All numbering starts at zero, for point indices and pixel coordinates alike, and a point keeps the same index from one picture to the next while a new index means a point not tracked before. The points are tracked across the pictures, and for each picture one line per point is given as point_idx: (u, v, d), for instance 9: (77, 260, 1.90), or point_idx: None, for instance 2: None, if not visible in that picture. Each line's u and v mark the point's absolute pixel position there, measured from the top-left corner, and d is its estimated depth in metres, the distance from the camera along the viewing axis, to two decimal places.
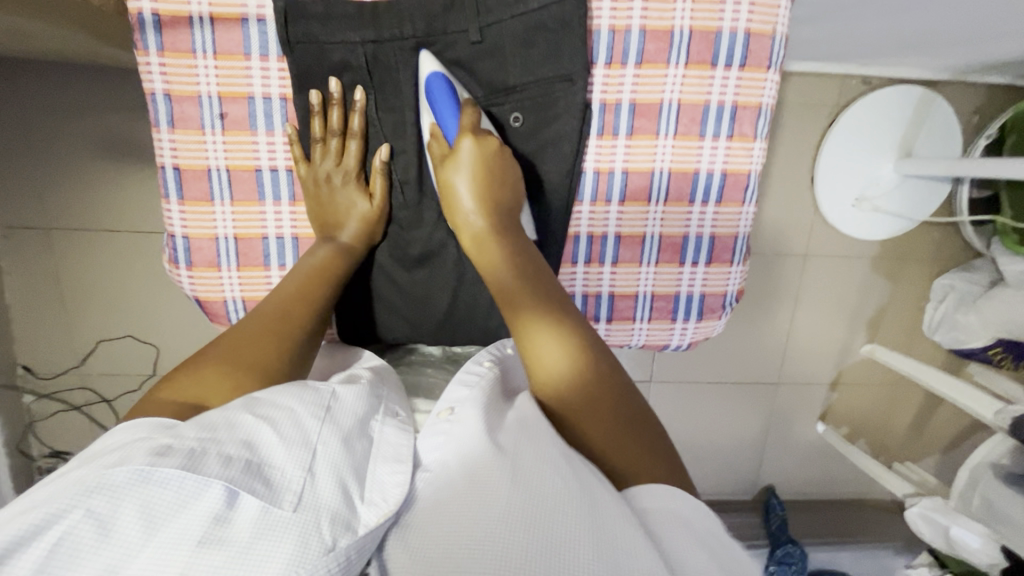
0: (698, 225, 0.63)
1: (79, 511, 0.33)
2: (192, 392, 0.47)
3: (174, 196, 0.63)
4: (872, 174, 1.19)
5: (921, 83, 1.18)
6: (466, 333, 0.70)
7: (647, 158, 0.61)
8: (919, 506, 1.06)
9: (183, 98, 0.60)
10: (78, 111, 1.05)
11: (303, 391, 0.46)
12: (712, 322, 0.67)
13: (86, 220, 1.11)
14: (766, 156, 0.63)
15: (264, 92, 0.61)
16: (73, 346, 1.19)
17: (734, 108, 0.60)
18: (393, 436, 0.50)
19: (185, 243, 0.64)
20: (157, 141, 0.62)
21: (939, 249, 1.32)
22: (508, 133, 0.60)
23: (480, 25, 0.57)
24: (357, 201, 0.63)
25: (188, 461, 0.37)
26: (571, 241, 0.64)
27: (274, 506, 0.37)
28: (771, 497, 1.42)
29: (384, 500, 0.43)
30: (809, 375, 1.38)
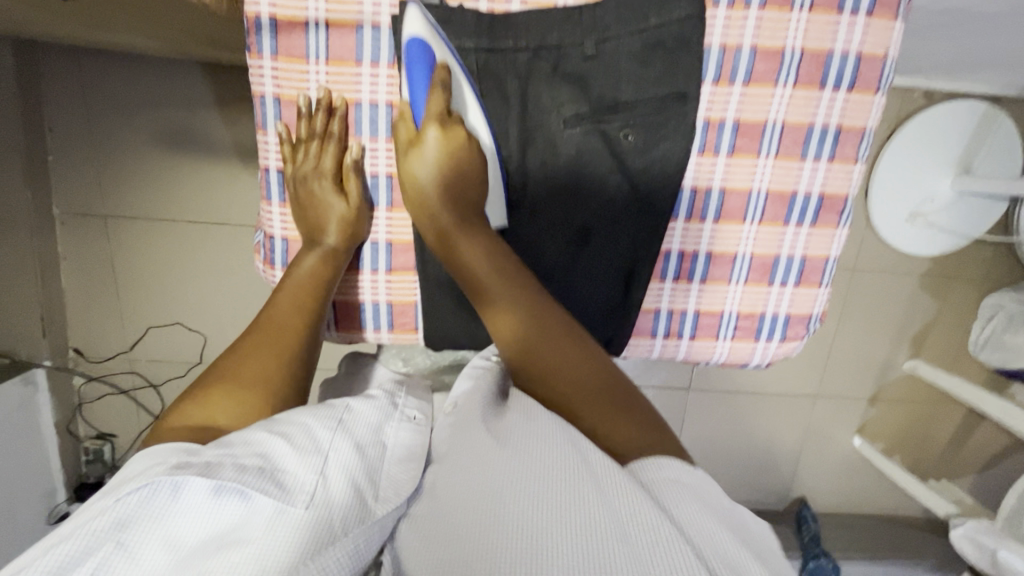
0: (790, 246, 0.62)
1: (110, 544, 0.36)
2: (199, 417, 0.48)
3: (275, 198, 0.64)
4: (928, 189, 1.17)
5: (985, 98, 1.16)
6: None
7: (746, 177, 0.60)
8: (966, 528, 1.06)
9: (293, 103, 0.60)
10: (142, 101, 1.07)
11: (316, 408, 0.50)
12: (794, 343, 0.65)
13: (145, 209, 1.12)
14: (863, 181, 0.62)
15: (372, 98, 0.61)
16: (124, 331, 1.20)
17: (839, 131, 0.59)
18: (406, 439, 0.55)
19: (283, 245, 0.65)
20: (263, 144, 0.63)
21: (992, 267, 1.30)
22: (618, 149, 0.58)
23: (597, 40, 0.56)
24: (334, 202, 0.62)
25: (203, 469, 0.40)
26: (661, 257, 0.62)
27: (289, 505, 0.41)
28: (804, 509, 1.42)
29: (396, 494, 0.47)
30: (849, 388, 1.37)
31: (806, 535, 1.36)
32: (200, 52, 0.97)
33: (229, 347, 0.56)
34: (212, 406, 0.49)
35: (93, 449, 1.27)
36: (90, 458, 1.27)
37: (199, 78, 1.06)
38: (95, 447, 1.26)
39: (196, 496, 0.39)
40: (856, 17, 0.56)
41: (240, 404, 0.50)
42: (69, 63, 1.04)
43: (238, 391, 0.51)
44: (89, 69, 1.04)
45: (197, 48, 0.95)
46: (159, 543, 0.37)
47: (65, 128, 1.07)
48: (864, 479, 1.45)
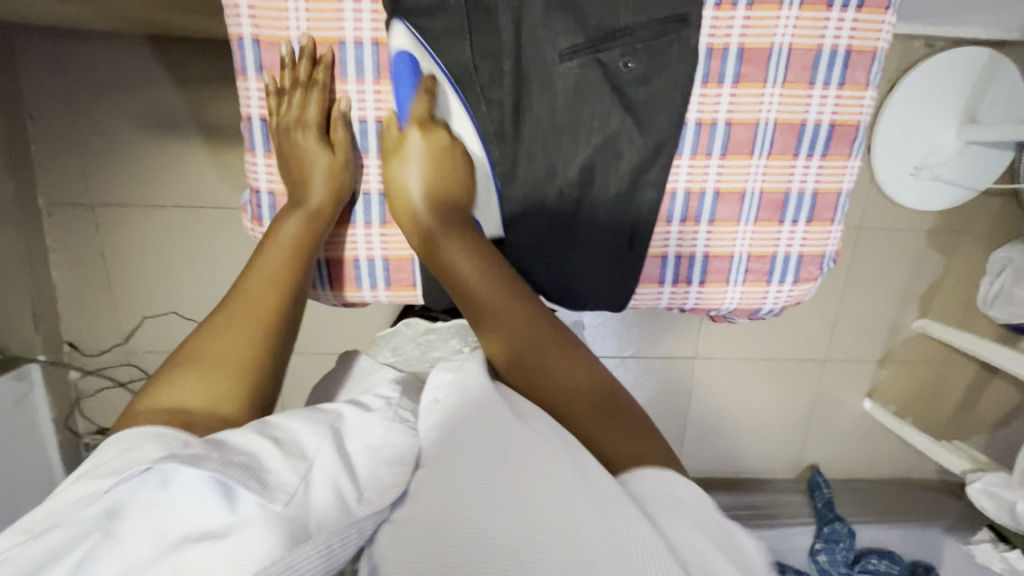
0: (800, 180, 0.60)
1: (98, 532, 0.35)
2: (172, 399, 0.45)
3: (260, 149, 0.61)
4: (932, 141, 1.15)
5: (988, 44, 1.13)
6: (557, 304, 0.63)
7: (753, 108, 0.57)
8: (981, 482, 1.04)
9: (273, 44, 0.57)
10: (123, 83, 1.04)
11: (309, 412, 0.47)
12: (807, 285, 0.63)
13: (132, 195, 1.10)
14: (875, 108, 0.60)
15: (356, 36, 0.57)
16: (118, 323, 1.18)
17: (848, 53, 0.56)
18: (398, 440, 0.48)
19: (269, 199, 0.62)
20: (243, 91, 0.60)
21: (999, 220, 1.27)
22: (616, 79, 0.55)
23: None
24: (319, 155, 0.58)
25: (189, 458, 0.38)
26: (667, 198, 0.60)
27: (268, 501, 0.38)
28: (816, 475, 1.40)
29: (380, 498, 0.43)
30: (857, 351, 1.35)
31: (819, 502, 1.35)
32: (179, 26, 0.94)
33: (202, 323, 0.52)
34: (186, 389, 0.46)
35: (94, 444, 1.25)
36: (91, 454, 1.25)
37: (180, 56, 1.03)
38: (96, 443, 1.24)
39: (183, 489, 0.37)
40: None
41: (209, 387, 0.46)
42: (47, 47, 1.01)
43: (211, 373, 0.47)
44: (66, 51, 1.01)
45: (176, 21, 0.92)
46: (143, 530, 0.35)
47: (45, 114, 1.04)
48: (875, 443, 1.44)
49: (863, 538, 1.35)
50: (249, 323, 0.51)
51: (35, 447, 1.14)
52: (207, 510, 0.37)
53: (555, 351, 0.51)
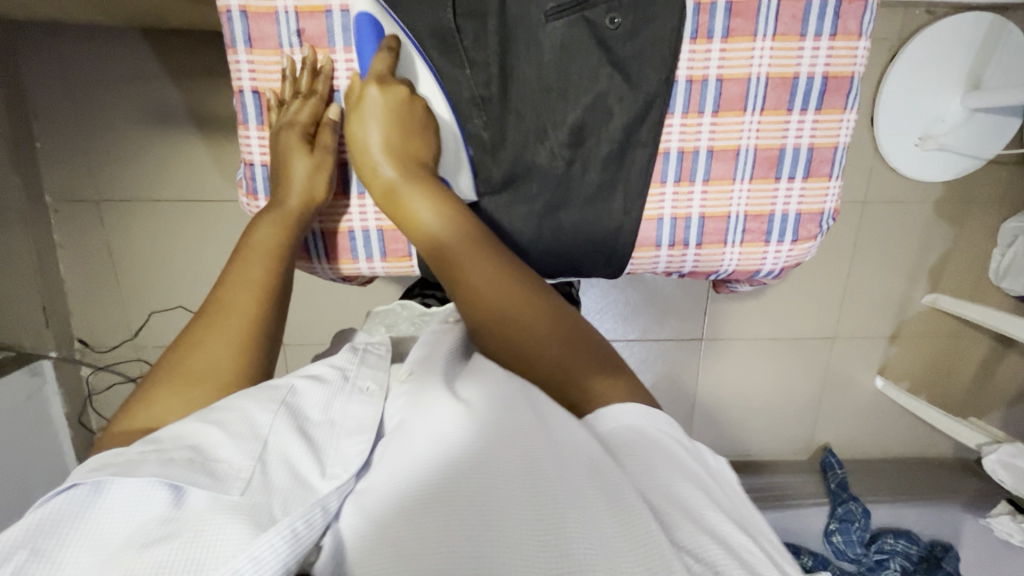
0: (796, 135, 0.59)
1: (23, 551, 0.32)
2: (147, 419, 0.44)
3: (253, 121, 0.61)
4: (937, 109, 1.12)
5: (993, 9, 1.11)
6: (552, 269, 0.63)
7: (743, 63, 0.57)
8: (998, 453, 1.02)
9: (261, 15, 0.57)
10: (125, 78, 1.05)
11: (258, 390, 0.44)
12: (807, 245, 0.62)
13: (137, 190, 1.11)
14: (870, 59, 0.59)
15: (342, 5, 0.57)
16: (127, 318, 1.20)
17: (840, 3, 0.55)
18: (357, 410, 0.45)
19: (264, 171, 0.63)
20: (234, 63, 0.59)
21: (1009, 189, 1.25)
22: (604, 36, 0.55)
23: None
24: (302, 156, 0.59)
25: (124, 470, 0.36)
26: (660, 159, 0.59)
27: (222, 493, 0.36)
28: (829, 456, 1.39)
29: (344, 470, 0.40)
30: (867, 328, 1.34)
31: (832, 481, 1.34)
32: (177, 19, 0.95)
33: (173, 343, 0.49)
34: (163, 404, 0.44)
35: None
36: None
37: (180, 50, 1.04)
38: None
39: (120, 496, 0.36)
40: None
41: (190, 400, 0.45)
42: (51, 45, 1.02)
43: (190, 391, 0.45)
44: (68, 49, 1.03)
45: (173, 12, 0.92)
46: (82, 545, 0.33)
47: (51, 112, 1.06)
48: (889, 422, 1.42)
49: (878, 517, 1.33)
50: (230, 335, 0.49)
51: (50, 444, 1.16)
52: (153, 510, 0.35)
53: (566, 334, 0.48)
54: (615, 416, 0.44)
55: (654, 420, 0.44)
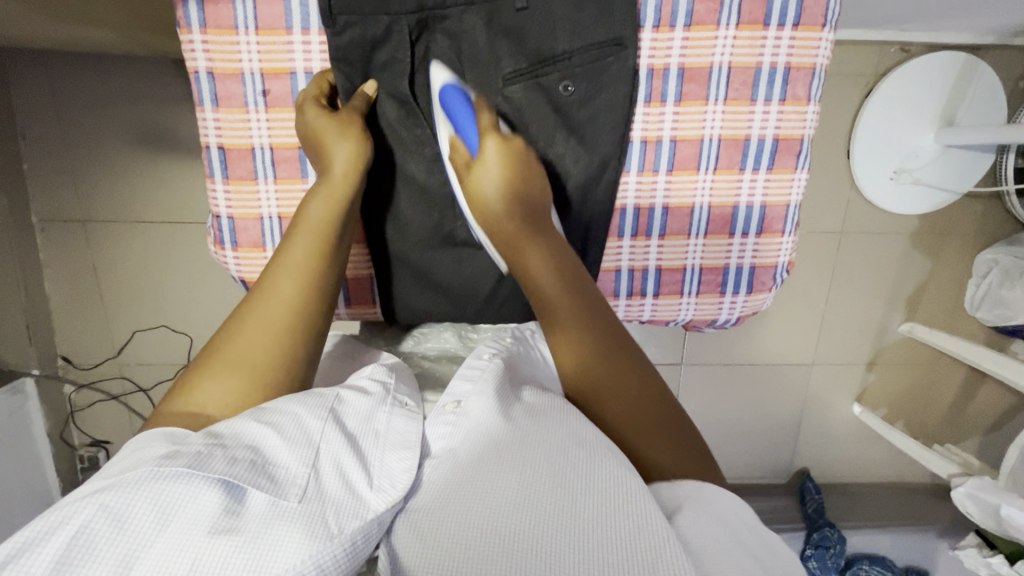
0: (748, 193, 0.63)
1: (93, 506, 0.36)
2: (197, 401, 0.47)
3: (218, 175, 0.61)
4: (911, 144, 1.15)
5: (965, 48, 1.14)
6: (510, 313, 0.70)
7: (696, 125, 0.61)
8: (964, 485, 1.03)
9: (227, 76, 0.59)
10: (112, 103, 1.07)
11: (307, 395, 0.48)
12: (761, 296, 0.67)
13: (122, 210, 1.13)
14: (819, 121, 0.63)
15: (307, 66, 0.60)
16: (111, 336, 1.21)
17: (787, 70, 0.60)
18: (401, 425, 0.51)
19: (230, 223, 0.62)
20: (201, 121, 0.60)
21: (983, 222, 1.27)
22: (559, 102, 0.59)
23: None
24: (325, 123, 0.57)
25: (194, 460, 0.39)
26: (617, 215, 0.64)
27: (281, 498, 0.40)
28: (807, 481, 1.40)
29: (392, 485, 0.44)
30: (845, 355, 1.35)
31: (809, 506, 1.35)
32: (161, 48, 0.96)
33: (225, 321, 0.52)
34: (211, 388, 0.47)
35: (88, 457, 1.28)
36: (86, 465, 1.28)
37: (165, 76, 1.06)
38: (91, 454, 1.27)
39: (178, 479, 0.38)
40: None
41: (229, 387, 0.47)
42: (37, 70, 1.04)
43: (233, 373, 0.48)
44: (55, 72, 1.04)
45: (158, 42, 0.94)
46: (147, 509, 0.36)
47: (38, 133, 1.07)
48: (866, 447, 1.43)
49: (853, 542, 1.35)
50: (276, 325, 0.51)
51: (31, 461, 1.17)
52: (206, 503, 0.37)
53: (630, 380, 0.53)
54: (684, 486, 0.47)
55: (711, 492, 0.46)
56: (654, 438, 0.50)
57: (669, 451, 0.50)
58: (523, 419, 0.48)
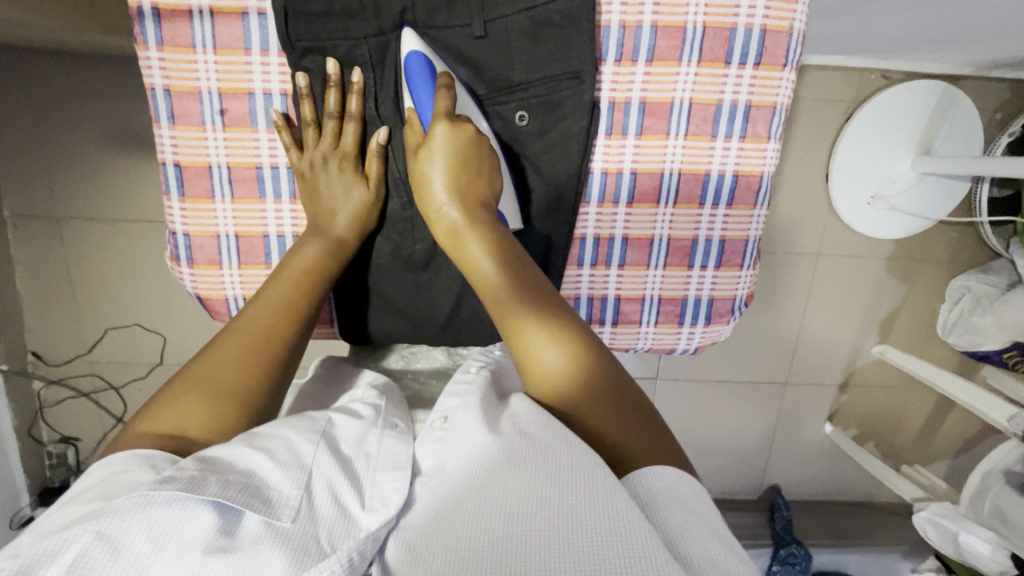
0: (707, 228, 0.66)
1: (90, 533, 0.36)
2: (170, 424, 0.47)
3: (175, 193, 0.61)
4: (887, 170, 1.16)
5: (944, 77, 1.15)
6: (470, 337, 0.70)
7: (657, 159, 0.62)
8: (926, 511, 1.04)
9: (184, 94, 0.59)
10: (88, 99, 1.05)
11: (300, 419, 0.50)
12: (720, 327, 0.70)
13: (98, 207, 1.11)
14: (779, 158, 0.65)
15: (265, 88, 0.60)
16: (83, 333, 1.20)
17: (748, 108, 0.61)
18: (391, 447, 0.54)
19: (186, 240, 0.63)
20: (158, 138, 0.61)
21: (958, 249, 1.29)
22: (512, 131, 0.61)
23: (484, 20, 0.57)
24: (353, 187, 0.62)
25: (188, 484, 0.39)
26: (577, 243, 0.66)
27: (275, 520, 0.41)
28: (778, 497, 1.41)
29: (384, 505, 0.46)
30: (819, 375, 1.36)
31: (778, 523, 1.36)
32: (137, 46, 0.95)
33: (206, 346, 0.54)
34: (178, 413, 0.47)
35: (57, 454, 1.26)
36: (54, 462, 1.26)
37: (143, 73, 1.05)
38: (59, 452, 1.26)
39: (174, 505, 0.39)
40: None
41: (209, 412, 0.48)
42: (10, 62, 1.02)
43: (206, 400, 0.49)
44: (30, 66, 1.02)
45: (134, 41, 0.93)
46: (143, 536, 0.37)
47: (12, 127, 1.06)
48: (837, 466, 1.45)
49: (821, 560, 1.36)
50: (247, 355, 0.53)
51: None
52: (202, 526, 0.38)
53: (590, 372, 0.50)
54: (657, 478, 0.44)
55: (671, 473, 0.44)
56: (622, 422, 0.48)
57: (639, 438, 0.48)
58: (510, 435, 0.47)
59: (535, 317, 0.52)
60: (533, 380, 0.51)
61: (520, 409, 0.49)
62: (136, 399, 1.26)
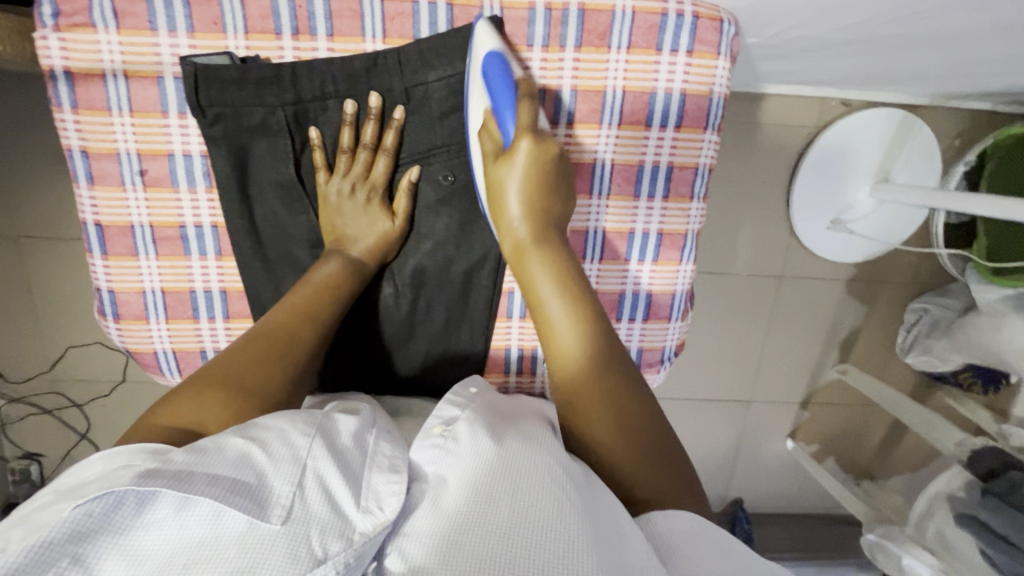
0: (634, 282, 0.72)
1: (67, 556, 0.35)
2: (191, 417, 0.48)
3: (97, 251, 0.65)
4: (847, 196, 1.18)
5: (903, 106, 1.16)
6: (400, 390, 0.74)
7: (583, 217, 0.69)
8: (875, 534, 1.09)
9: (101, 155, 0.62)
10: (40, 120, 1.03)
11: (296, 414, 0.48)
12: (651, 374, 0.77)
13: (58, 228, 1.10)
14: (702, 218, 0.72)
15: (185, 149, 0.62)
16: (43, 352, 1.19)
17: (670, 170, 0.68)
18: (388, 448, 0.49)
19: (111, 296, 0.66)
20: (78, 197, 0.63)
21: (916, 271, 1.32)
22: (441, 190, 0.67)
23: (405, 85, 0.62)
24: (378, 220, 0.66)
25: (174, 481, 0.38)
26: (505, 296, 0.72)
27: (262, 520, 0.38)
28: (739, 511, 1.42)
29: (380, 508, 0.42)
30: (781, 393, 1.39)
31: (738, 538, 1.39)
32: None
33: (227, 349, 0.56)
34: (198, 408, 0.49)
35: (19, 470, 1.26)
36: (17, 479, 1.26)
37: None
38: (22, 468, 1.26)
39: (163, 511, 0.38)
40: (676, 58, 0.63)
41: (232, 408, 0.50)
42: None
43: (229, 392, 0.51)
44: None
45: None
46: (119, 559, 0.36)
47: None
48: (799, 480, 1.48)
49: None
50: (267, 356, 0.55)
51: None
52: (191, 528, 0.38)
53: (620, 395, 0.56)
54: (665, 521, 0.47)
55: (681, 518, 0.47)
56: (619, 437, 0.53)
57: (658, 474, 0.52)
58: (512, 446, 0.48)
59: (573, 316, 0.59)
60: (556, 358, 0.59)
61: (532, 432, 0.52)
62: (99, 416, 1.26)
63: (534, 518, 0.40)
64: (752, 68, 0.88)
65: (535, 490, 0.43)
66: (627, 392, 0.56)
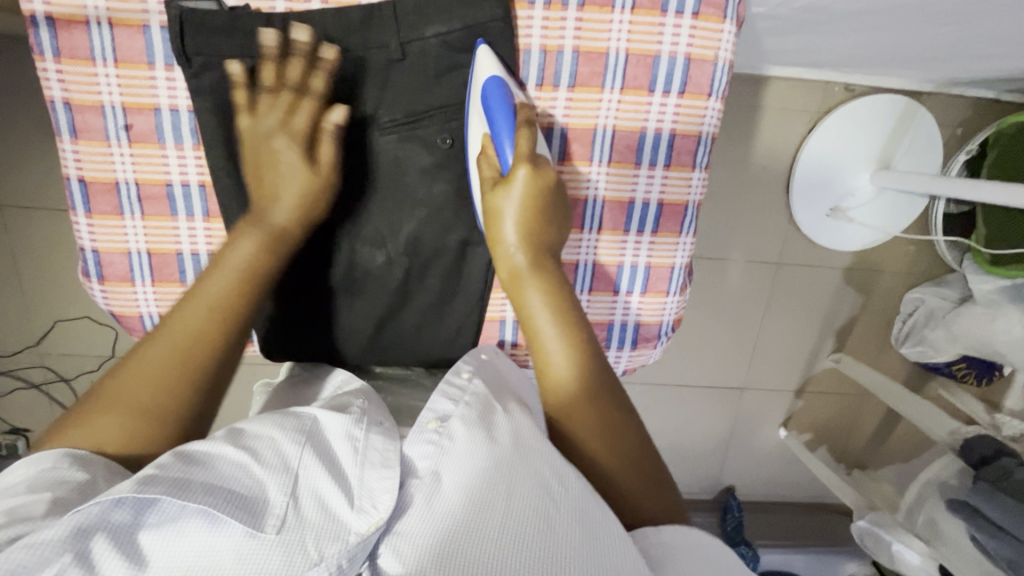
0: (633, 254, 0.71)
1: (70, 554, 0.35)
2: (93, 435, 0.49)
3: (81, 209, 0.63)
4: (847, 184, 1.17)
5: (906, 92, 1.15)
6: (396, 357, 0.74)
7: (583, 186, 0.68)
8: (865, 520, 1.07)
9: (85, 108, 0.60)
10: (27, 86, 1.01)
11: (284, 420, 0.48)
12: (647, 350, 0.76)
13: (44, 197, 1.08)
14: (703, 190, 0.71)
15: (171, 103, 0.61)
16: (31, 325, 1.17)
17: (672, 138, 0.67)
18: (379, 443, 0.49)
19: (95, 257, 0.65)
20: (61, 152, 0.62)
21: (914, 261, 1.31)
22: (439, 153, 0.65)
23: (401, 41, 0.60)
24: (297, 172, 0.59)
25: (174, 488, 0.39)
26: None
27: (258, 531, 0.39)
28: (730, 498, 1.44)
29: (374, 507, 0.43)
30: (776, 382, 1.38)
31: (729, 524, 1.40)
32: None
33: (142, 342, 0.54)
34: (99, 426, 0.49)
35: None
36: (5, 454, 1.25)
37: None
38: None
39: (162, 516, 0.39)
40: (681, 19, 0.62)
41: (126, 425, 0.49)
42: None
43: (123, 409, 0.50)
44: None
45: None
46: (120, 560, 0.36)
47: None
48: (791, 469, 1.48)
49: (768, 559, 1.41)
50: (171, 363, 0.53)
51: None
52: (189, 533, 0.39)
53: (611, 414, 0.56)
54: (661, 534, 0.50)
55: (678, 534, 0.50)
56: (624, 470, 0.54)
57: (648, 494, 0.54)
58: (505, 445, 0.47)
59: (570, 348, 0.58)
60: (548, 382, 0.58)
61: (519, 421, 0.51)
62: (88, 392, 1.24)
63: (524, 525, 0.41)
64: (756, 46, 0.87)
65: (527, 494, 0.43)
66: (621, 425, 0.56)
